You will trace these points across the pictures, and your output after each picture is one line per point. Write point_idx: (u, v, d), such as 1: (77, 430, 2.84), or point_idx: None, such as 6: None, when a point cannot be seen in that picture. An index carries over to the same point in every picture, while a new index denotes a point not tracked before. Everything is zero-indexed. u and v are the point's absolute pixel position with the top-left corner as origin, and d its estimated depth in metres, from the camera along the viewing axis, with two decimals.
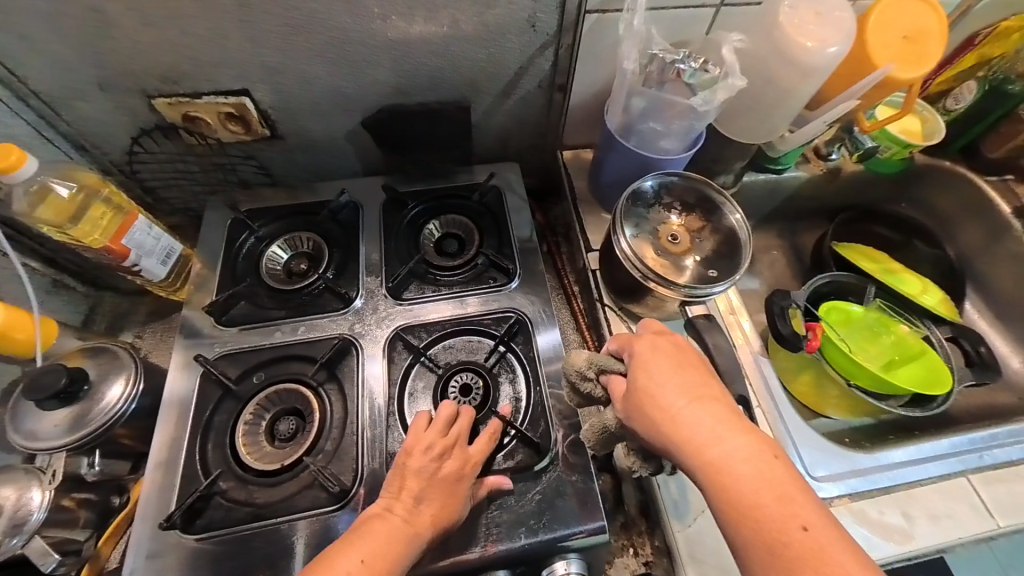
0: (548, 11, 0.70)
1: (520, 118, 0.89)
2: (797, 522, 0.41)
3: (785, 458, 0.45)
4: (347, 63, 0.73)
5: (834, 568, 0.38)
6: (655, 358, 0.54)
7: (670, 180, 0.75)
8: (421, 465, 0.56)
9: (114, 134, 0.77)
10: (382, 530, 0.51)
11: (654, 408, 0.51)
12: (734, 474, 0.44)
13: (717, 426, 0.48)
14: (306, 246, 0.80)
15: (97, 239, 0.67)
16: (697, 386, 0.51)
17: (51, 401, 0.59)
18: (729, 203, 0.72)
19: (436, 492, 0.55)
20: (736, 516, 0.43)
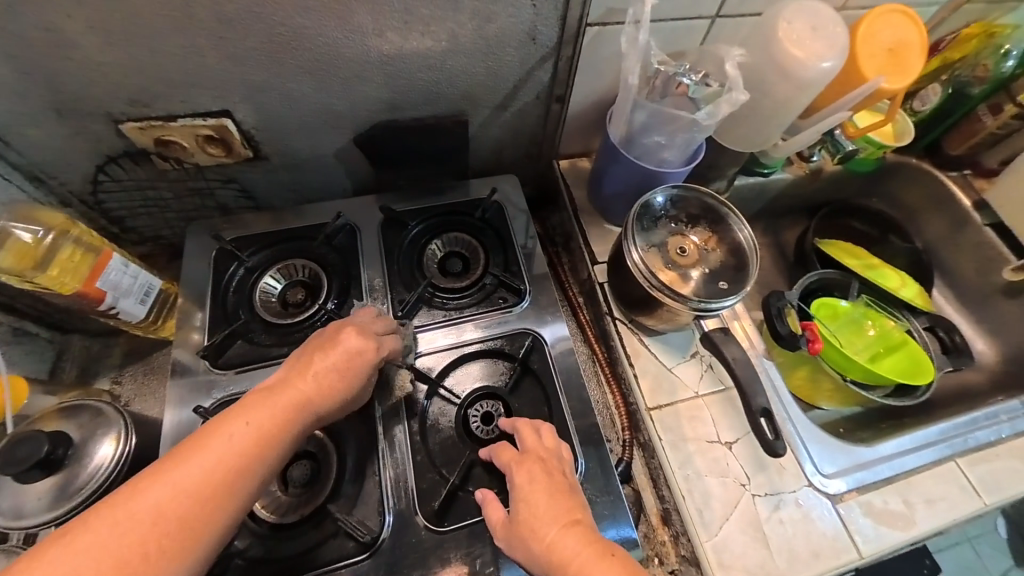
0: (547, 23, 0.69)
1: (517, 130, 0.87)
2: None
3: (617, 553, 0.48)
4: (340, 80, 0.69)
5: None
6: (529, 493, 0.54)
7: (676, 193, 0.74)
8: (280, 385, 0.51)
9: (73, 162, 0.69)
10: (194, 465, 0.43)
11: (542, 536, 0.50)
12: None
13: (577, 556, 0.48)
14: (301, 273, 0.75)
15: (68, 285, 0.60)
16: (567, 509, 0.52)
17: (31, 472, 0.53)
18: (736, 217, 0.72)
19: (281, 409, 0.49)
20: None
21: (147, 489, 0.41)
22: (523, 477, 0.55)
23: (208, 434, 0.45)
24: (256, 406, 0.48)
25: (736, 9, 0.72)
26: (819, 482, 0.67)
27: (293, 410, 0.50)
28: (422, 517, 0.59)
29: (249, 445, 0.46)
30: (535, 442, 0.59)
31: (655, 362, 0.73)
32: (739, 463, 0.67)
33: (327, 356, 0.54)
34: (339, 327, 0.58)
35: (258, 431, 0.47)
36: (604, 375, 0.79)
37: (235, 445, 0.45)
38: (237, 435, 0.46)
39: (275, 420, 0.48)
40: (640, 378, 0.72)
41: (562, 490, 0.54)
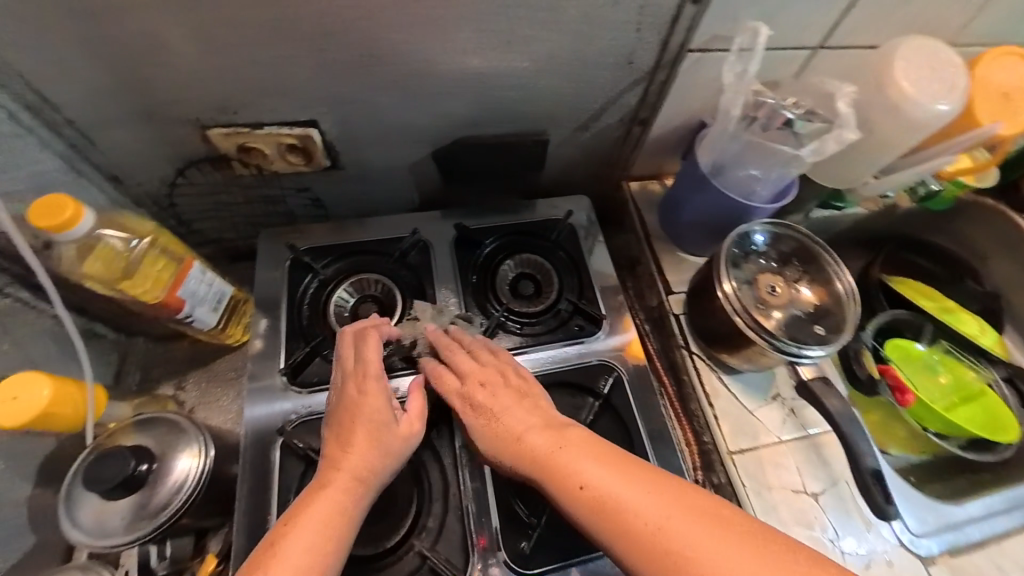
0: (647, 48, 0.67)
1: (591, 151, 0.85)
2: (579, 479, 0.47)
3: (569, 437, 0.51)
4: (429, 96, 0.67)
5: (618, 510, 0.44)
6: (483, 406, 0.57)
7: (778, 230, 0.71)
8: (330, 468, 0.52)
9: (153, 165, 0.68)
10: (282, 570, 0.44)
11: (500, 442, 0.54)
12: (571, 471, 0.48)
13: (536, 456, 0.51)
14: (373, 289, 0.73)
15: (153, 294, 0.59)
16: (519, 418, 0.55)
17: (116, 490, 0.52)
18: (836, 263, 0.69)
19: (342, 488, 0.50)
20: (595, 516, 0.45)
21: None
22: (478, 400, 0.58)
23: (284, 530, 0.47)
24: (318, 496, 0.49)
25: (841, 41, 0.69)
26: (908, 541, 0.64)
27: (355, 483, 0.51)
28: (504, 559, 0.57)
29: (327, 530, 0.47)
30: (508, 354, 0.63)
31: (735, 403, 0.71)
32: (826, 517, 0.64)
33: (358, 420, 0.54)
34: (347, 384, 0.57)
35: (331, 515, 0.48)
36: (674, 412, 0.75)
37: (315, 535, 0.47)
38: (312, 527, 0.47)
39: (340, 502, 0.49)
40: (720, 420, 0.69)
41: (512, 399, 0.57)
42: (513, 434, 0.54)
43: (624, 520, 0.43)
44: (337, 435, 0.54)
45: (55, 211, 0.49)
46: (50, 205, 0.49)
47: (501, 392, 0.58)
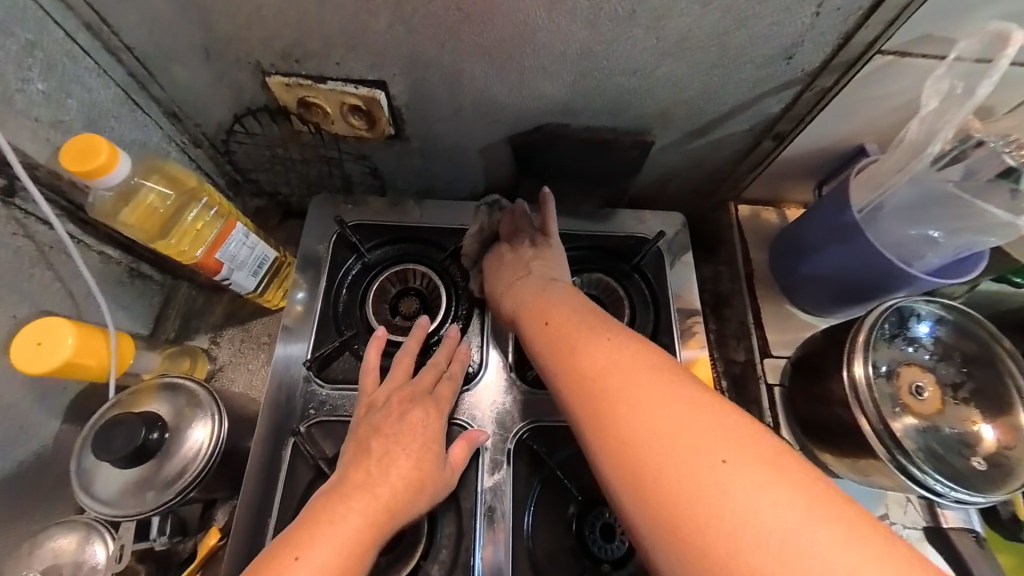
0: (820, 41, 0.49)
1: (702, 161, 0.68)
2: (543, 318, 0.48)
3: (553, 287, 0.52)
4: (519, 70, 0.54)
5: (562, 342, 0.44)
6: (494, 262, 0.60)
7: (943, 316, 0.54)
8: (363, 487, 0.43)
9: (211, 108, 0.62)
10: None
11: (497, 286, 0.58)
12: (542, 306, 0.50)
13: (519, 299, 0.53)
14: (418, 283, 0.65)
15: (189, 254, 0.54)
16: (517, 271, 0.57)
17: (122, 462, 0.49)
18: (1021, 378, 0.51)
19: (374, 515, 0.42)
20: (546, 347, 0.46)
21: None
22: (490, 255, 0.62)
23: (295, 546, 0.39)
24: (341, 516, 0.41)
25: None
26: None
27: (383, 514, 0.42)
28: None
29: (344, 562, 0.38)
30: (551, 237, 0.61)
31: None
32: None
33: (410, 440, 0.48)
34: (410, 397, 0.52)
35: (350, 547, 0.39)
36: None
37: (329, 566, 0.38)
38: (327, 550, 0.39)
39: (364, 535, 0.40)
40: None
41: (517, 255, 0.59)
42: (511, 281, 0.56)
43: (565, 350, 0.43)
44: (381, 442, 0.47)
45: (89, 153, 0.43)
46: (85, 146, 0.43)
47: (518, 252, 0.59)
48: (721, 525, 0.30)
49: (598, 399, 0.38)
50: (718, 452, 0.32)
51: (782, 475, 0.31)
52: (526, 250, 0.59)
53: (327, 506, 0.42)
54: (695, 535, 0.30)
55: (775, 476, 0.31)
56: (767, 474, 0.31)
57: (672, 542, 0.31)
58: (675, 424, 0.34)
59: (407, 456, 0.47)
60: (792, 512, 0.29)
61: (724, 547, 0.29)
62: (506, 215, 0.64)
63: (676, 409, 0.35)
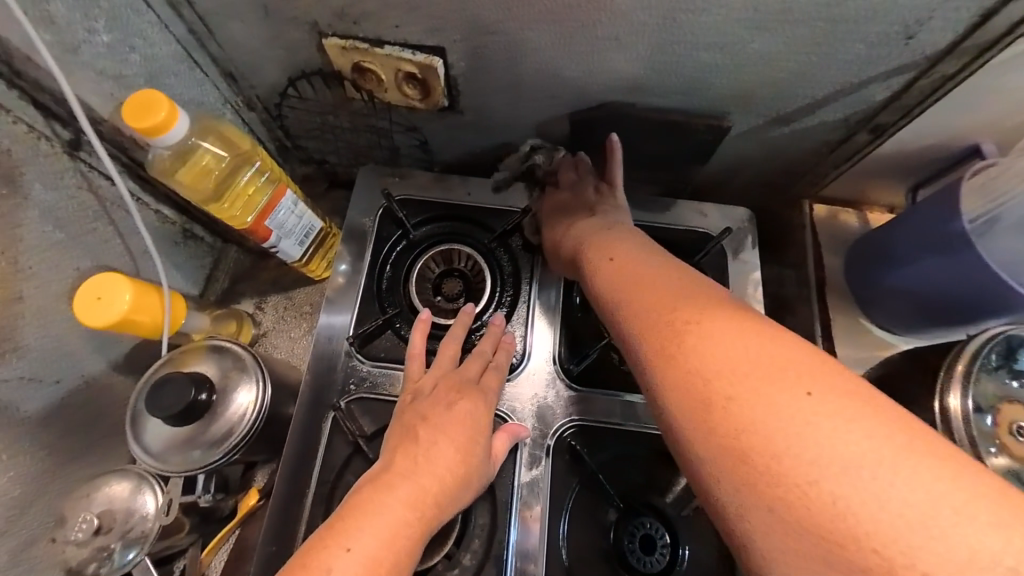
0: (955, 16, 0.42)
1: (781, 152, 0.62)
2: (607, 256, 0.47)
3: (617, 229, 0.51)
4: (591, 39, 0.49)
5: (627, 279, 0.43)
6: (552, 205, 0.59)
7: None
8: (407, 477, 0.42)
9: (266, 69, 0.60)
10: None
11: (556, 227, 0.57)
12: (605, 246, 0.48)
13: (581, 237, 0.52)
14: (463, 264, 0.63)
15: (240, 220, 0.54)
16: (578, 215, 0.56)
17: (172, 419, 0.50)
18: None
19: (417, 510, 0.41)
20: (609, 285, 0.45)
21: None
22: (548, 200, 0.60)
23: (341, 535, 0.38)
24: (385, 507, 0.40)
25: None
26: None
27: (429, 505, 0.42)
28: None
29: (391, 552, 0.38)
30: (616, 187, 0.58)
31: None
32: None
33: (456, 431, 0.46)
34: (455, 386, 0.50)
35: (393, 541, 0.39)
36: None
37: (376, 558, 0.37)
38: (373, 540, 0.38)
39: (408, 531, 0.40)
40: None
41: (577, 199, 0.58)
42: (569, 226, 0.55)
43: (631, 286, 0.42)
44: (427, 433, 0.46)
45: (148, 111, 0.42)
46: (144, 103, 0.42)
47: (579, 197, 0.58)
48: (801, 456, 0.29)
49: (664, 332, 0.37)
50: (802, 384, 0.30)
51: (877, 412, 0.29)
52: (590, 197, 0.58)
53: (371, 496, 0.41)
54: (772, 462, 0.29)
55: (861, 407, 0.29)
56: (854, 406, 0.29)
57: (742, 468, 0.30)
58: (752, 354, 0.33)
59: (452, 447, 0.45)
60: (881, 443, 0.27)
61: (804, 476, 0.28)
62: (566, 160, 0.63)
63: (754, 341, 0.33)
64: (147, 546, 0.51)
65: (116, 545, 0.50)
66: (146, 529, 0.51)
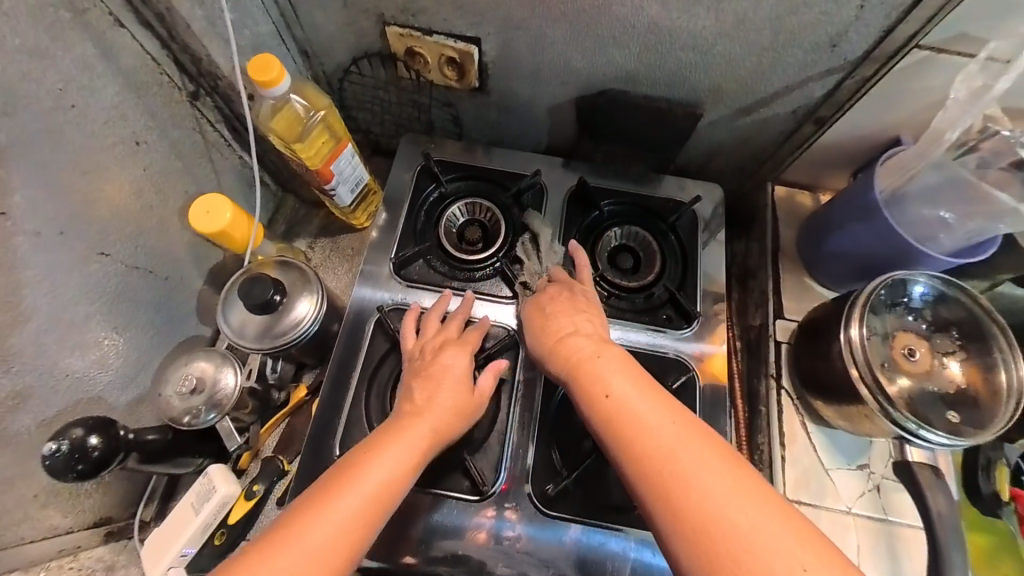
0: (864, 32, 0.56)
1: (746, 139, 0.76)
2: (603, 392, 0.49)
3: (607, 351, 0.53)
4: (593, 37, 0.64)
5: (627, 423, 0.46)
6: (542, 315, 0.62)
7: (948, 293, 0.59)
8: (418, 413, 0.55)
9: (337, 49, 0.76)
10: (355, 493, 0.46)
11: (549, 338, 0.59)
12: (602, 376, 0.50)
13: (576, 356, 0.54)
14: (483, 216, 0.78)
15: (312, 162, 0.68)
16: (567, 330, 0.58)
17: (254, 309, 0.64)
18: (1008, 348, 0.56)
19: (427, 437, 0.53)
20: (610, 428, 0.47)
21: (336, 494, 0.46)
22: (536, 313, 0.64)
23: (371, 451, 0.50)
24: (405, 432, 0.52)
25: None
26: None
27: (438, 431, 0.54)
28: (518, 513, 0.60)
29: (411, 460, 0.51)
30: (588, 288, 0.66)
31: (811, 454, 0.66)
32: None
33: (455, 380, 0.58)
34: (450, 346, 0.62)
35: (409, 458, 0.51)
36: (738, 436, 0.70)
37: (400, 464, 0.50)
38: (398, 453, 0.50)
39: (419, 452, 0.52)
40: (787, 465, 0.65)
41: (567, 309, 0.61)
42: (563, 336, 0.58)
43: (633, 436, 0.45)
44: (433, 379, 0.58)
45: (264, 69, 0.57)
46: (261, 63, 0.57)
47: (563, 305, 0.62)
48: None
49: (665, 482, 0.42)
50: (796, 562, 0.37)
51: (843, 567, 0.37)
52: (569, 300, 0.63)
53: (391, 428, 0.53)
54: None
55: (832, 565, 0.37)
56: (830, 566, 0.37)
57: None
58: (744, 512, 0.39)
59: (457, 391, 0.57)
60: None
61: None
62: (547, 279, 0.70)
63: (755, 506, 0.40)
64: (225, 410, 0.65)
65: (203, 407, 0.64)
66: (225, 398, 0.66)
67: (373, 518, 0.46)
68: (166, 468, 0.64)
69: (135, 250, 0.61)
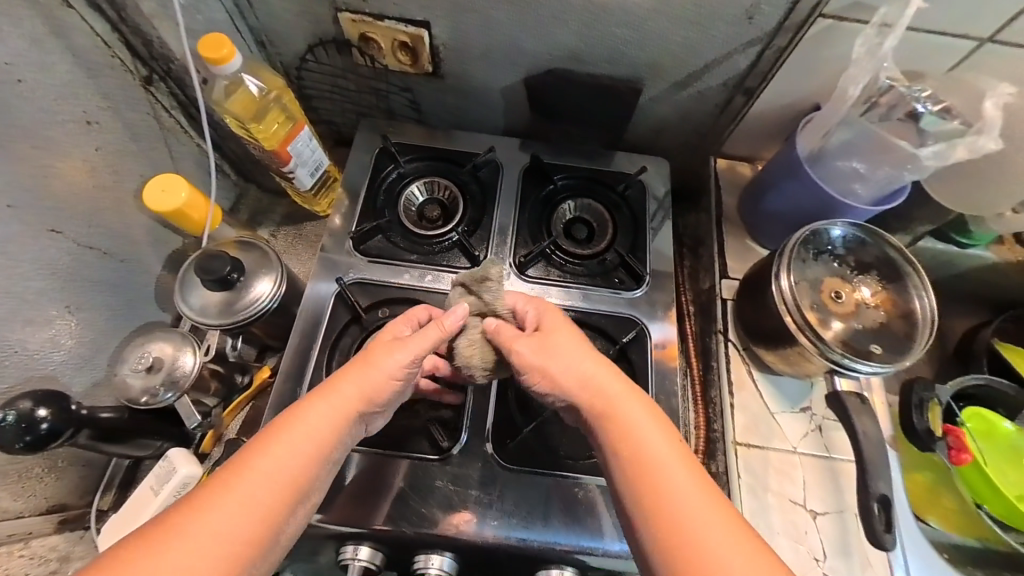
0: (775, 4, 0.61)
1: (687, 114, 0.81)
2: (642, 445, 0.48)
3: (645, 406, 0.51)
4: (535, 17, 0.68)
5: (658, 483, 0.46)
6: (565, 341, 0.55)
7: (861, 237, 0.67)
8: (323, 392, 0.51)
9: (293, 37, 0.78)
10: (248, 489, 0.44)
11: (567, 371, 0.53)
12: (637, 428, 0.49)
13: (611, 396, 0.51)
14: (441, 194, 0.80)
15: (269, 142, 0.69)
16: (602, 361, 0.54)
17: (212, 284, 0.65)
18: (920, 282, 0.64)
19: (333, 416, 0.49)
20: (639, 482, 0.46)
21: (239, 477, 0.45)
22: (547, 339, 0.56)
23: (280, 429, 0.48)
24: (319, 402, 0.50)
25: (1019, 36, 0.58)
26: None
27: (360, 397, 0.51)
28: (480, 474, 0.62)
29: (315, 447, 0.48)
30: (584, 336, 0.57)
31: (759, 402, 0.70)
32: (819, 535, 0.63)
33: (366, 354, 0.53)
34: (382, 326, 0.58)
35: (310, 441, 0.48)
36: (691, 391, 0.74)
37: (311, 439, 0.48)
38: (298, 440, 0.47)
39: (324, 434, 0.48)
40: (736, 412, 0.69)
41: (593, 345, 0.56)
42: (589, 379, 0.52)
43: (662, 497, 0.45)
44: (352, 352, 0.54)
45: (216, 46, 0.59)
46: (212, 42, 0.59)
47: (584, 342, 0.56)
48: None
49: (686, 555, 0.42)
50: None
51: None
52: (584, 341, 0.56)
53: (293, 411, 0.49)
54: None
55: None
56: None
57: None
58: None
59: (385, 353, 0.52)
60: None
61: None
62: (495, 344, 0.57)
63: None
64: (183, 390, 0.64)
65: (160, 387, 0.63)
66: (184, 378, 0.64)
67: (280, 503, 0.45)
68: (125, 449, 0.64)
69: (88, 229, 0.62)
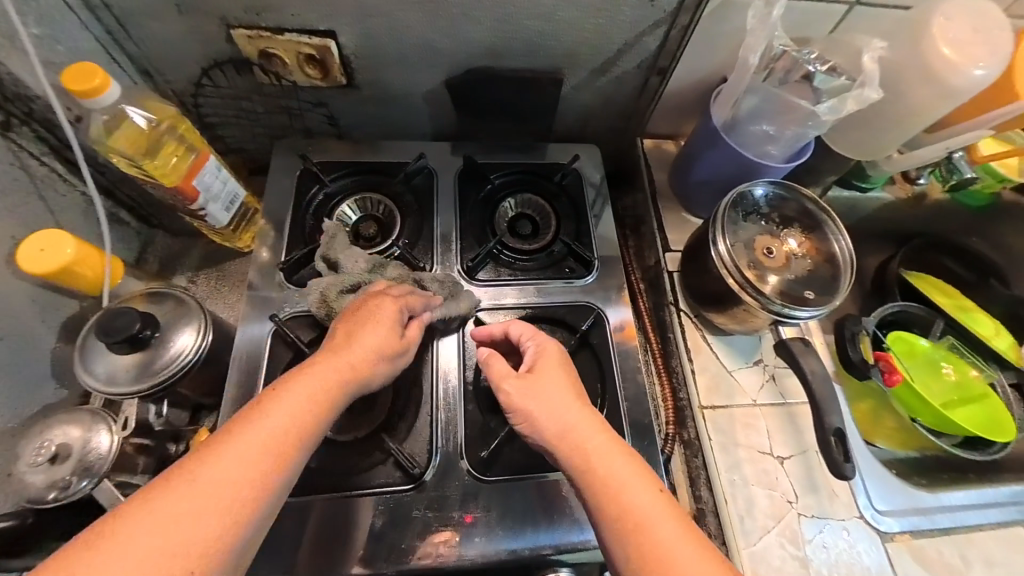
0: None
1: (609, 99, 0.83)
2: (615, 485, 0.45)
3: (626, 447, 0.48)
4: (446, 14, 0.66)
5: (631, 521, 0.43)
6: (549, 374, 0.53)
7: (778, 193, 0.72)
8: (313, 366, 0.48)
9: (182, 61, 0.70)
10: (221, 472, 0.39)
11: (545, 409, 0.50)
12: (610, 467, 0.46)
13: (584, 433, 0.48)
14: (376, 209, 0.76)
15: (170, 179, 0.62)
16: (583, 397, 0.52)
17: (121, 346, 0.57)
18: (835, 228, 0.70)
19: (320, 395, 0.45)
20: (612, 520, 0.44)
21: (218, 456, 0.40)
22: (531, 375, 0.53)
23: (264, 405, 0.44)
24: (305, 376, 0.46)
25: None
26: (870, 516, 0.67)
27: (339, 380, 0.47)
28: (462, 494, 0.59)
29: (297, 428, 0.43)
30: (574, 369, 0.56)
31: (716, 363, 0.73)
32: (789, 478, 0.67)
33: (351, 327, 0.52)
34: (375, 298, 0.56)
35: (297, 419, 0.43)
36: (654, 365, 0.76)
37: (297, 421, 0.43)
38: (278, 419, 0.43)
39: (308, 411, 0.44)
40: (697, 376, 0.72)
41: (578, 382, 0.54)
42: (570, 428, 0.49)
43: (635, 534, 0.42)
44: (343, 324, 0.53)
45: (86, 77, 0.52)
46: (82, 71, 0.52)
47: (569, 379, 0.53)
48: None
49: None
50: None
51: None
52: (571, 378, 0.54)
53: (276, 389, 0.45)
54: None
55: None
56: None
57: None
58: None
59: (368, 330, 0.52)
60: None
61: None
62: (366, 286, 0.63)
63: None
64: (102, 475, 0.56)
65: (72, 476, 0.55)
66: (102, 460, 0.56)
67: (253, 498, 0.39)
68: None
69: None
